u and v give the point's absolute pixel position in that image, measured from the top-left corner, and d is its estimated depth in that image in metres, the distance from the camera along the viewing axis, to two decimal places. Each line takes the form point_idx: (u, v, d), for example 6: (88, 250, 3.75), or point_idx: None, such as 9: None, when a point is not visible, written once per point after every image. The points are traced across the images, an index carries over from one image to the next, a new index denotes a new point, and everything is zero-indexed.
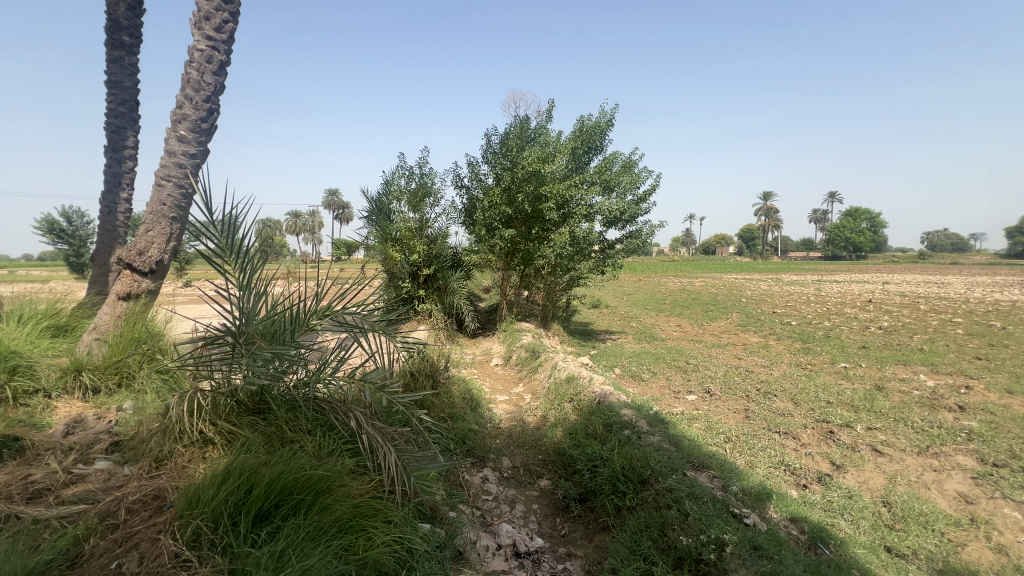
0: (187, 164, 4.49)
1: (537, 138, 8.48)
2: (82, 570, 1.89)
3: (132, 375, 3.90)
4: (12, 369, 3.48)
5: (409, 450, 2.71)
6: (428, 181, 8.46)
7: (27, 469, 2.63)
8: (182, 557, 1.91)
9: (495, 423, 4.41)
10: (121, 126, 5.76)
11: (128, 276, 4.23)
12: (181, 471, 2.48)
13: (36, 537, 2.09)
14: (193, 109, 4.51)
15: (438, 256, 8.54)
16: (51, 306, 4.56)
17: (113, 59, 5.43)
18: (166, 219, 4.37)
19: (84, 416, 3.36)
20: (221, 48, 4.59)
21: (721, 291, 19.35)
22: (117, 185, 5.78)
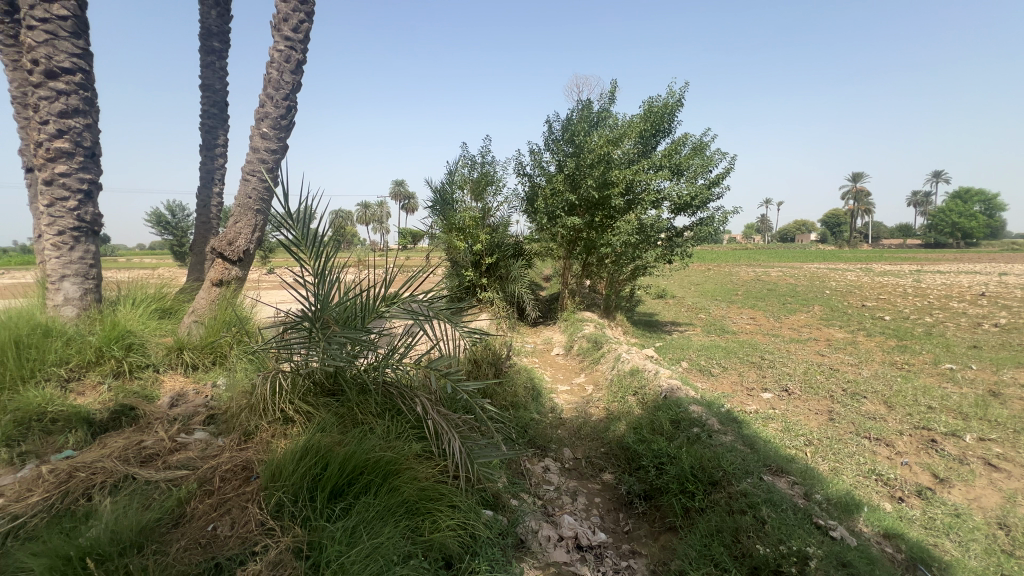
0: (270, 160, 4.80)
1: (601, 121, 8.19)
2: (185, 530, 2.11)
3: (224, 354, 4.28)
4: (127, 347, 3.93)
5: (475, 438, 2.74)
6: (490, 170, 8.51)
7: (140, 436, 2.98)
8: (267, 526, 2.07)
9: (557, 414, 4.40)
10: (214, 126, 6.28)
11: (220, 264, 4.60)
12: (265, 445, 2.68)
13: (147, 497, 2.36)
14: (274, 107, 4.80)
15: (500, 245, 8.55)
16: (158, 290, 5.11)
17: (207, 65, 5.95)
18: (251, 212, 4.70)
19: (187, 390, 3.74)
20: (298, 48, 4.81)
21: (802, 281, 17.79)
22: (211, 180, 6.29)
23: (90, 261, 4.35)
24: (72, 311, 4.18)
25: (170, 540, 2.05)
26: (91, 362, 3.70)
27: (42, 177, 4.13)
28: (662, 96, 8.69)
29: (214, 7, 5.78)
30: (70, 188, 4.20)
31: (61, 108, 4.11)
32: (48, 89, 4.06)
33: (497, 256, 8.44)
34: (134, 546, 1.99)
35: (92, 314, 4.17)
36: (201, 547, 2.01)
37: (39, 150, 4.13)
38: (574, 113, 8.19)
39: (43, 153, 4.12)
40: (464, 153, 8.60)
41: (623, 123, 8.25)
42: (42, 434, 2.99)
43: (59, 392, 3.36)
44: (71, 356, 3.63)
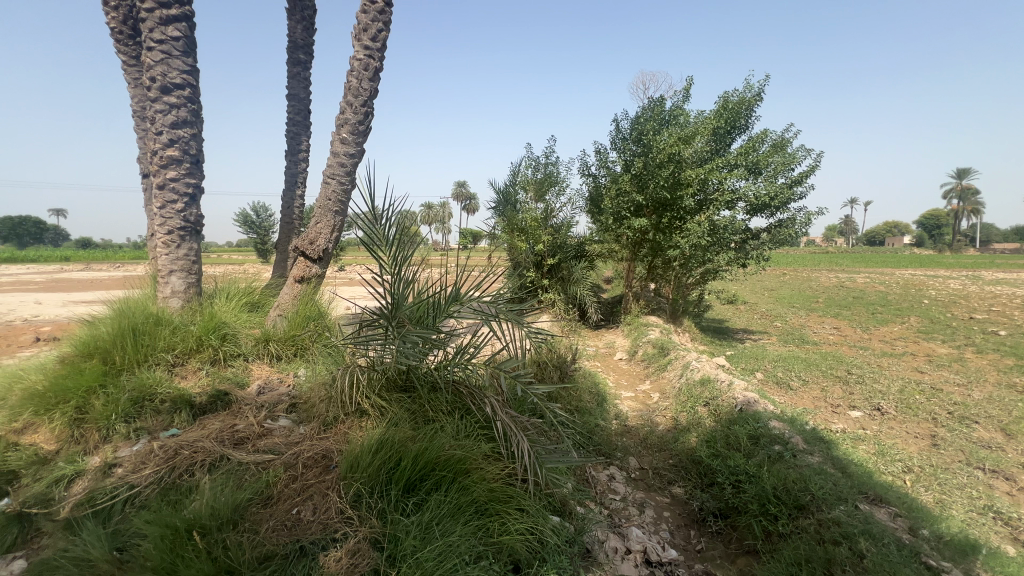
0: (348, 164, 5.06)
1: (671, 118, 7.90)
2: (273, 511, 2.26)
3: (304, 347, 4.56)
4: (222, 337, 4.29)
5: (544, 442, 2.71)
6: (554, 170, 8.47)
7: (234, 420, 3.24)
8: (346, 514, 2.16)
9: (621, 421, 4.28)
10: (298, 132, 6.73)
11: (303, 262, 4.90)
12: (343, 436, 2.82)
13: (240, 478, 2.56)
14: (353, 113, 5.05)
15: (563, 246, 8.48)
16: (248, 286, 5.55)
17: (293, 75, 6.42)
18: (330, 213, 4.97)
19: (272, 379, 4.03)
20: (376, 56, 5.03)
21: (895, 289, 16.12)
22: (294, 183, 6.72)
23: (193, 258, 4.80)
24: (177, 303, 4.64)
25: (260, 519, 2.20)
26: (193, 349, 4.08)
27: (156, 182, 4.62)
28: (739, 90, 8.23)
29: (301, 21, 6.21)
30: (178, 192, 4.67)
31: (172, 119, 4.57)
32: (162, 102, 4.53)
33: (559, 257, 8.38)
34: (230, 522, 2.16)
35: (194, 306, 4.61)
36: (288, 529, 2.14)
37: (154, 158, 4.63)
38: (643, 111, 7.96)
39: (158, 161, 4.60)
40: (529, 154, 8.61)
41: (696, 120, 7.89)
42: (153, 413, 3.36)
43: (167, 376, 3.75)
44: (176, 343, 4.03)
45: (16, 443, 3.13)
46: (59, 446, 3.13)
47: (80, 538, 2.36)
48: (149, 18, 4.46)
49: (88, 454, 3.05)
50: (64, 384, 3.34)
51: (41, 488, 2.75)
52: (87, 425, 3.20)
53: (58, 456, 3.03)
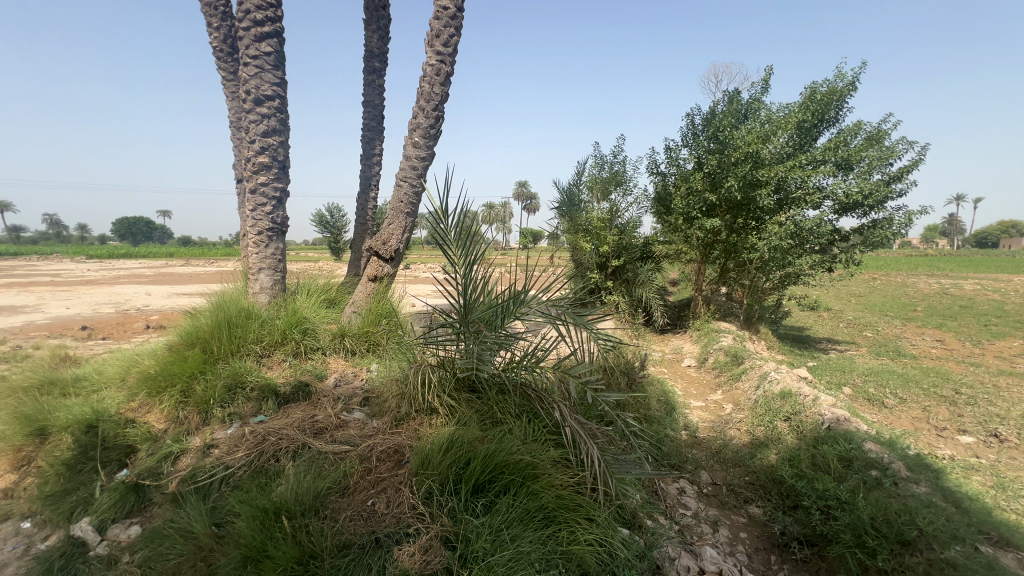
0: (419, 167, 5.22)
1: (750, 112, 7.43)
2: (350, 501, 2.37)
3: (376, 343, 4.76)
4: (303, 331, 4.58)
5: (614, 452, 2.63)
6: (620, 169, 8.25)
7: (314, 410, 3.44)
8: (418, 510, 2.22)
9: (692, 431, 4.08)
10: (372, 137, 7.05)
11: (376, 262, 5.11)
12: (414, 432, 2.91)
13: (320, 467, 2.71)
14: (425, 118, 5.20)
15: (628, 247, 8.24)
16: (326, 283, 5.89)
17: (369, 83, 6.74)
18: (402, 214, 5.15)
19: (347, 373, 4.24)
20: (447, 60, 5.14)
21: (1015, 299, 14.13)
22: (368, 186, 7.04)
23: (279, 256, 5.16)
24: (265, 298, 5.02)
25: (339, 507, 2.32)
26: (278, 342, 4.39)
27: (249, 186, 5.02)
28: (829, 80, 7.58)
29: (377, 30, 6.51)
30: (267, 195, 5.04)
31: (263, 128, 4.95)
32: (255, 113, 4.91)
33: (624, 259, 8.16)
34: (312, 509, 2.29)
35: (279, 301, 4.95)
36: (364, 519, 2.23)
37: (248, 164, 5.03)
38: (718, 106, 7.56)
39: (251, 167, 5.00)
40: (595, 153, 8.45)
41: (778, 113, 7.37)
42: (244, 400, 3.65)
43: (255, 366, 4.06)
44: (264, 336, 4.35)
45: (133, 420, 3.52)
46: (168, 425, 3.49)
47: (185, 511, 2.61)
48: (246, 36, 4.86)
49: (191, 434, 3.38)
50: (172, 369, 3.71)
51: (153, 463, 3.09)
52: (190, 407, 3.55)
53: (166, 435, 3.38)
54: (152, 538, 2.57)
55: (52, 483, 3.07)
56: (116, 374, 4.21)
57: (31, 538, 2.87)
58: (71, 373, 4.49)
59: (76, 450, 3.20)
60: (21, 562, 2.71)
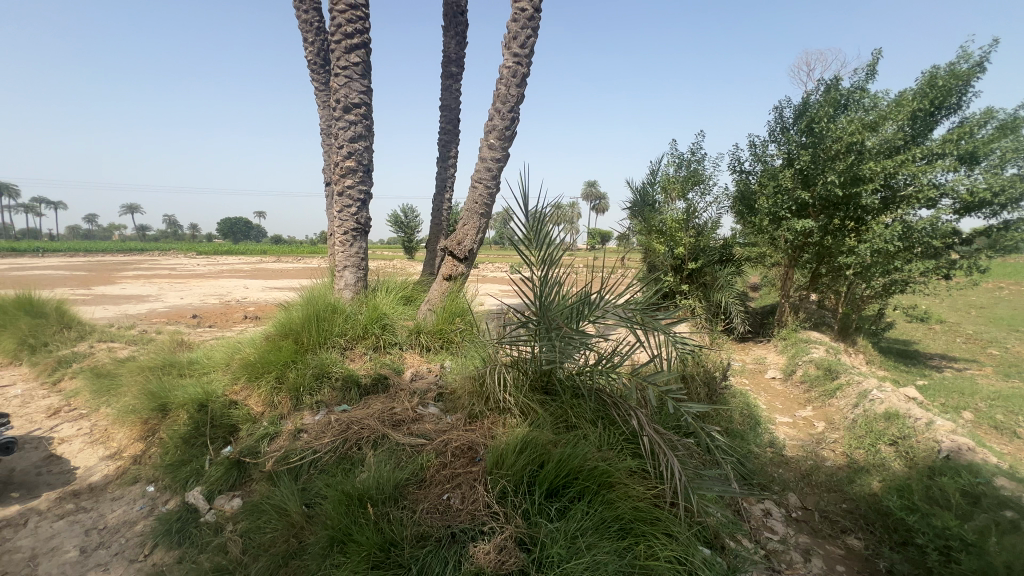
0: (494, 168, 5.29)
1: (851, 102, 6.76)
2: (426, 493, 2.44)
3: (450, 340, 4.89)
4: (383, 326, 4.81)
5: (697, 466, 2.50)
6: (700, 167, 7.84)
7: (392, 403, 3.59)
8: (492, 508, 2.24)
9: (778, 450, 3.78)
10: (448, 140, 7.26)
11: (451, 261, 5.25)
12: (487, 430, 2.94)
13: (399, 458, 2.82)
14: (501, 119, 5.26)
15: (706, 250, 7.81)
16: (403, 281, 6.16)
17: (447, 87, 6.95)
18: (476, 215, 5.24)
19: (423, 368, 4.39)
20: (524, 62, 5.17)
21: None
22: (443, 188, 7.25)
23: (362, 255, 5.46)
24: (349, 294, 5.34)
25: (416, 499, 2.40)
26: (360, 335, 4.65)
27: (338, 189, 5.36)
28: (951, 62, 6.70)
29: (455, 36, 6.69)
30: (353, 198, 5.35)
31: (351, 134, 5.26)
32: (344, 120, 5.24)
33: (702, 262, 7.74)
34: (392, 498, 2.38)
35: (361, 298, 5.25)
36: (440, 513, 2.29)
37: (337, 168, 5.37)
38: (813, 96, 6.95)
39: (339, 171, 5.34)
40: (672, 150, 8.13)
41: (886, 102, 6.63)
42: (330, 389, 3.90)
43: (340, 357, 4.33)
44: (348, 329, 4.63)
45: (236, 402, 3.89)
46: (264, 408, 3.82)
47: (279, 489, 2.83)
48: (337, 48, 5.19)
49: (284, 417, 3.67)
50: (269, 358, 4.05)
51: (252, 442, 3.38)
52: (283, 393, 3.85)
53: (264, 417, 3.70)
54: (251, 511, 2.82)
55: (171, 454, 3.47)
56: (222, 359, 4.68)
57: (155, 500, 3.26)
58: (186, 356, 5.06)
59: (190, 425, 3.59)
60: (146, 521, 3.09)
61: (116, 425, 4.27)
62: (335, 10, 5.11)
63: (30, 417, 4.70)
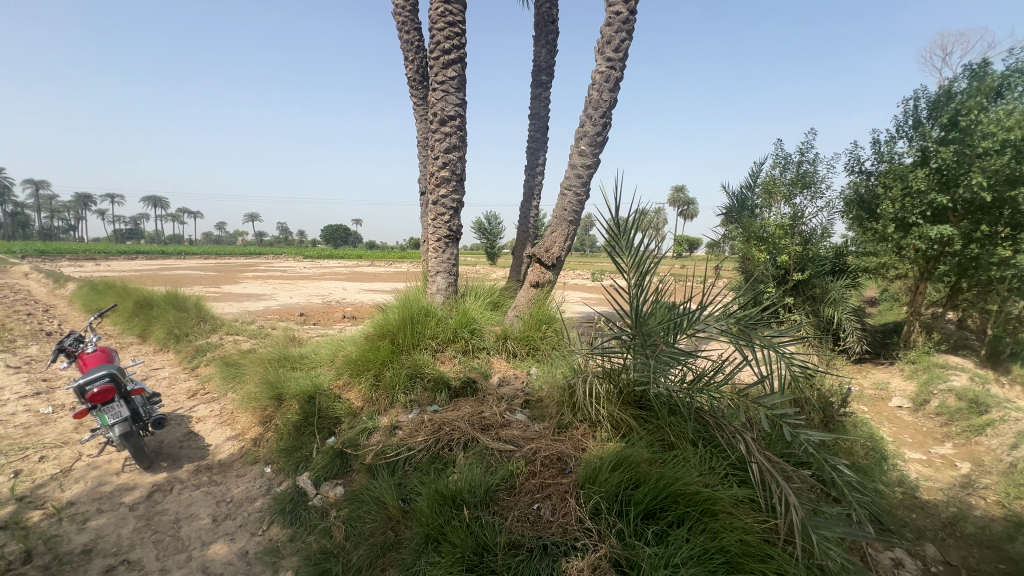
0: (584, 175, 5.23)
1: (1008, 88, 5.77)
2: (516, 501, 2.44)
3: (536, 347, 4.90)
4: (472, 331, 4.93)
5: (819, 506, 2.24)
6: (810, 168, 7.12)
7: (481, 407, 3.64)
8: (585, 524, 2.18)
9: (911, 492, 3.29)
10: (537, 147, 7.30)
11: (538, 268, 5.26)
12: (577, 442, 2.88)
13: (489, 463, 2.85)
14: (593, 125, 5.18)
15: (815, 259, 7.07)
16: (490, 287, 6.29)
17: (536, 96, 7.02)
18: (565, 222, 5.21)
19: (510, 374, 4.43)
20: (618, 66, 5.06)
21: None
22: (531, 195, 7.33)
23: (453, 261, 5.66)
24: (440, 298, 5.57)
25: (507, 506, 2.41)
26: (450, 339, 4.81)
27: (433, 198, 5.63)
28: None
29: (546, 44, 6.76)
30: (446, 206, 5.58)
31: (446, 146, 5.50)
32: (440, 132, 5.49)
33: (810, 272, 7.02)
34: (483, 502, 2.41)
35: (452, 302, 5.44)
36: (530, 523, 2.28)
37: (432, 178, 5.64)
38: (956, 84, 6.04)
39: (434, 180, 5.59)
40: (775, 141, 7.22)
41: None
42: (422, 389, 4.07)
43: (431, 359, 4.51)
44: (439, 332, 4.81)
45: (339, 396, 4.20)
46: (364, 403, 4.08)
47: (378, 482, 3.00)
48: (436, 64, 5.47)
49: (382, 413, 3.90)
50: (369, 356, 4.33)
51: (353, 435, 3.62)
52: (381, 390, 4.10)
53: (363, 412, 3.96)
54: (353, 500, 3.01)
55: (285, 439, 3.83)
56: (328, 355, 5.09)
57: (271, 481, 3.61)
58: (297, 350, 5.58)
59: (301, 415, 3.94)
60: (264, 498, 3.43)
61: (240, 410, 4.81)
62: (435, 29, 5.39)
63: (175, 397, 5.46)
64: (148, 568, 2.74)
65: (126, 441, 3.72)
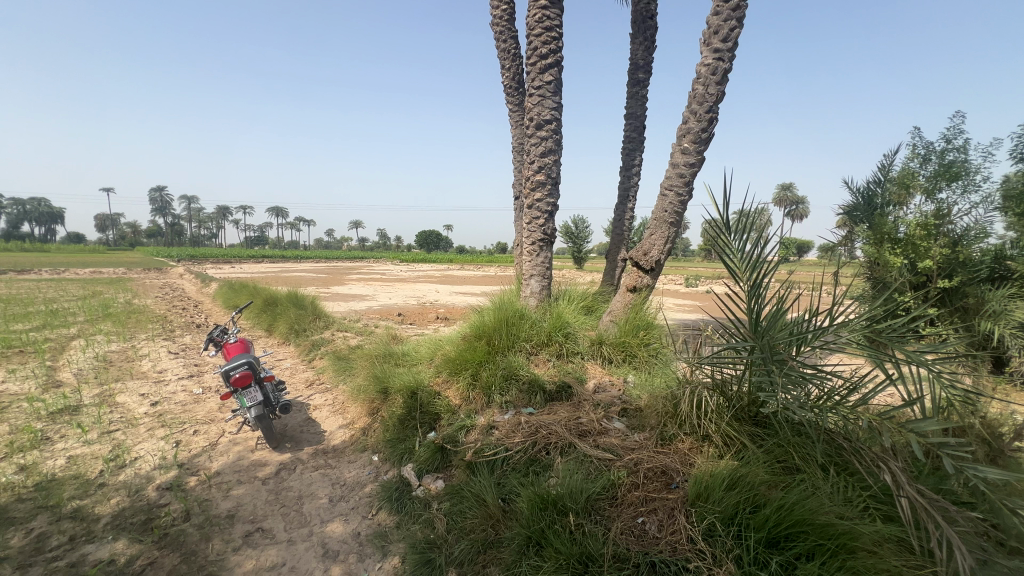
0: (687, 174, 4.96)
1: None
2: (619, 513, 2.36)
3: (632, 354, 4.74)
4: (566, 335, 4.89)
5: (995, 556, 1.87)
6: (959, 156, 6.07)
7: (577, 413, 3.57)
8: (697, 546, 2.06)
9: None
10: (633, 148, 7.06)
11: (635, 272, 5.09)
12: (683, 456, 2.72)
13: (589, 470, 2.80)
14: (697, 121, 4.90)
15: (969, 264, 5.72)
16: (584, 291, 6.20)
17: (633, 95, 6.83)
18: (666, 224, 4.99)
19: (605, 380, 4.32)
20: (726, 57, 4.73)
21: None
22: (626, 197, 7.13)
23: (547, 264, 5.66)
24: (534, 301, 5.61)
25: (609, 517, 2.34)
26: (544, 342, 4.81)
27: (528, 203, 5.70)
28: None
29: (643, 41, 6.56)
30: (541, 210, 5.61)
31: (542, 150, 5.54)
32: (536, 136, 5.54)
33: (962, 280, 5.64)
34: (585, 510, 2.37)
35: (545, 305, 5.45)
36: (636, 538, 2.20)
37: (527, 182, 5.71)
38: None
39: (530, 185, 5.66)
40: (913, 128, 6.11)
41: None
42: (517, 391, 4.11)
43: (526, 361, 4.54)
44: (533, 335, 4.83)
45: (439, 392, 4.39)
46: (461, 402, 4.21)
47: (477, 479, 3.07)
48: (533, 70, 5.54)
49: (479, 412, 4.01)
50: (467, 356, 4.47)
51: (453, 431, 3.75)
52: (478, 389, 4.21)
53: (461, 409, 4.09)
54: (453, 495, 3.12)
55: (391, 431, 4.09)
56: (428, 353, 5.36)
57: (379, 469, 3.86)
58: (399, 348, 5.95)
59: (405, 409, 4.18)
60: (373, 484, 3.68)
61: (350, 400, 5.23)
62: (532, 35, 5.46)
63: (296, 386, 6.09)
64: (278, 537, 3.06)
65: (260, 422, 4.22)
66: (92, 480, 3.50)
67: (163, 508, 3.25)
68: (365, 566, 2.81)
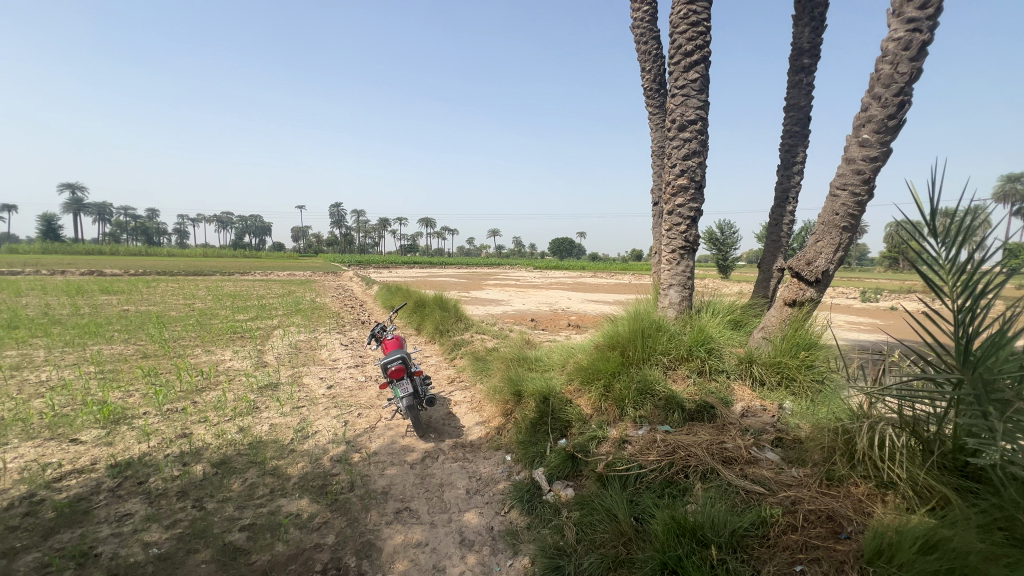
0: (867, 170, 4.22)
1: None
2: (772, 556, 2.10)
3: (791, 378, 4.17)
4: (709, 350, 4.52)
5: None
6: None
7: (721, 436, 3.27)
8: None
9: None
10: (794, 143, 6.25)
11: (796, 284, 4.49)
12: (857, 503, 2.30)
13: (733, 501, 2.54)
14: (881, 107, 4.15)
15: None
16: (730, 303, 5.66)
17: (795, 84, 6.06)
18: (837, 229, 4.30)
19: (756, 404, 3.87)
20: (924, 27, 3.91)
21: None
22: (785, 199, 6.34)
23: (688, 274, 5.31)
24: (672, 313, 5.30)
25: (758, 558, 2.09)
26: (684, 356, 4.51)
27: (668, 209, 5.42)
28: None
29: (809, 23, 5.79)
30: (682, 216, 5.29)
31: (684, 152, 5.23)
32: (678, 138, 5.26)
33: None
34: (729, 546, 2.16)
35: (686, 317, 5.12)
36: None
37: (668, 188, 5.43)
38: None
39: (670, 190, 5.38)
40: None
41: None
42: (652, 406, 3.92)
43: (663, 376, 4.31)
44: (672, 349, 4.56)
45: (570, 400, 4.40)
46: (593, 412, 4.17)
47: (609, 494, 3.01)
48: (676, 69, 5.29)
49: (611, 424, 3.92)
50: (599, 366, 4.41)
51: (584, 441, 3.72)
52: (611, 401, 4.12)
53: (593, 419, 4.04)
54: (583, 505, 3.09)
55: (523, 433, 4.21)
56: (560, 360, 5.41)
57: (511, 468, 4.01)
58: (533, 353, 6.11)
59: (537, 413, 4.28)
60: (505, 483, 3.84)
61: (486, 400, 5.54)
62: (676, 33, 5.19)
63: (440, 382, 6.65)
64: (422, 518, 3.37)
65: (410, 412, 4.70)
66: (286, 446, 4.28)
67: (334, 477, 3.83)
68: (497, 560, 2.94)
